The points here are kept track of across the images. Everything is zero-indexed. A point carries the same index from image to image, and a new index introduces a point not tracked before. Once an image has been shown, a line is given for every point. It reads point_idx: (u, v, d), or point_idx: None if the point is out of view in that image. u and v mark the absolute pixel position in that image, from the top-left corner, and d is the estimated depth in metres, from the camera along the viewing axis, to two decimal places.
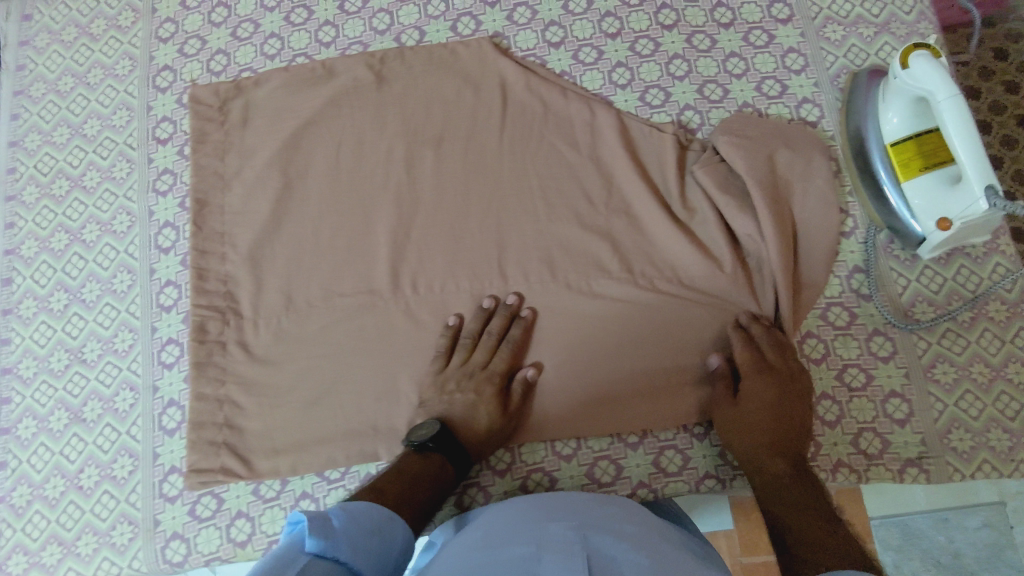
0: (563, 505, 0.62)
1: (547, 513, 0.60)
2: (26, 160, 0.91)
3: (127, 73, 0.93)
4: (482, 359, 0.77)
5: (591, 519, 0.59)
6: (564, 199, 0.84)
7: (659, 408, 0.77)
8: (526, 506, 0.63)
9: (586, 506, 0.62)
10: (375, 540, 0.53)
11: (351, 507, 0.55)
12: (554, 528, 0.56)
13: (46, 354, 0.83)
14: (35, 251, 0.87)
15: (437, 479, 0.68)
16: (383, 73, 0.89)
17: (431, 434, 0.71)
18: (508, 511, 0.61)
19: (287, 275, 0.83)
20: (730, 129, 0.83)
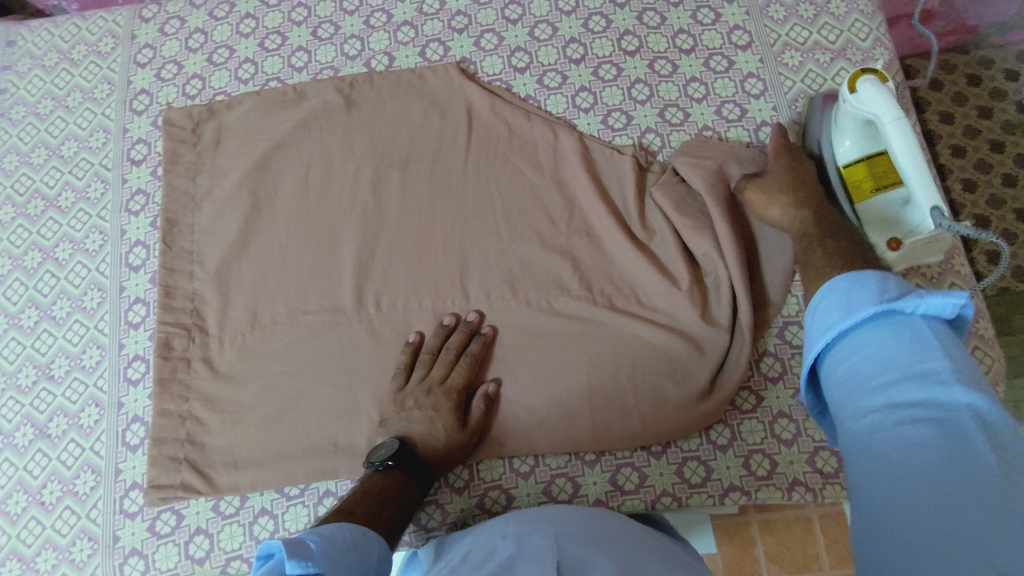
0: (535, 515, 0.63)
1: (521, 525, 0.60)
2: (3, 181, 0.93)
3: (105, 97, 0.95)
4: (441, 375, 0.77)
5: (566, 526, 0.60)
6: (526, 218, 0.85)
7: (618, 428, 0.77)
8: (504, 523, 0.62)
9: (561, 515, 0.63)
10: (352, 557, 0.53)
11: (326, 528, 0.55)
12: (531, 538, 0.56)
13: (15, 370, 0.84)
14: (8, 269, 0.89)
15: (402, 496, 0.68)
16: (353, 97, 0.92)
17: (391, 452, 0.70)
18: (487, 532, 0.61)
19: (253, 293, 0.84)
20: (689, 151, 0.85)
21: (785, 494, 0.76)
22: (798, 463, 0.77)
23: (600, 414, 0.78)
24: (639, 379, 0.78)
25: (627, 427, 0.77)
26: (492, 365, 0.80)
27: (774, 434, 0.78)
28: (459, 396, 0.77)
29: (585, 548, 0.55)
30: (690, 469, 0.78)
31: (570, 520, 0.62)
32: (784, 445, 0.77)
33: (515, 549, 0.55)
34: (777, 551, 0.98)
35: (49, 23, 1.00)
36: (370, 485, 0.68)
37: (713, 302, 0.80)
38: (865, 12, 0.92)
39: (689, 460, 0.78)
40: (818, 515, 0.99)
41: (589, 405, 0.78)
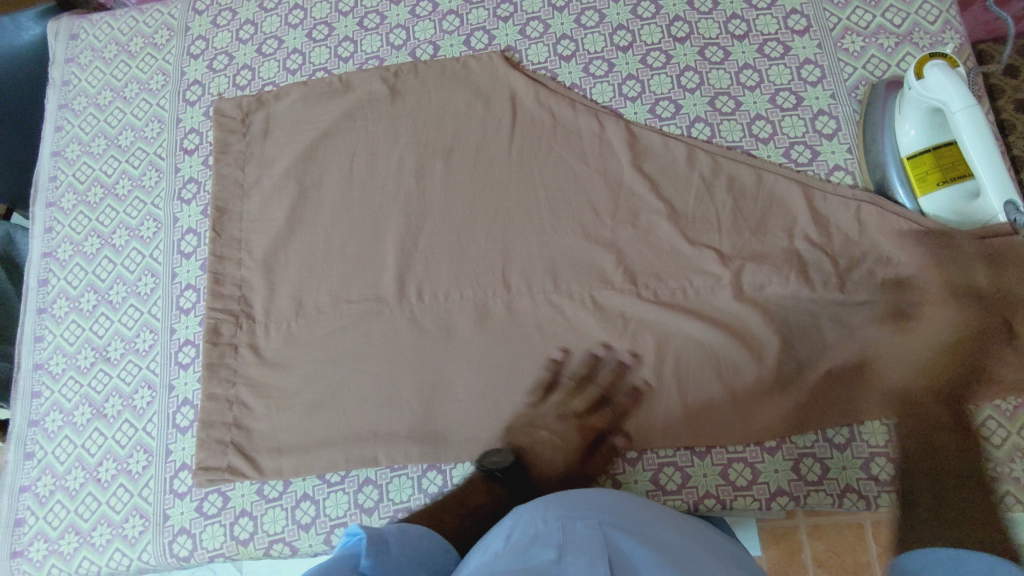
0: (582, 497, 0.60)
1: (564, 508, 0.58)
2: (66, 169, 0.97)
3: (160, 87, 0.98)
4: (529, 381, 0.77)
5: (615, 518, 0.57)
6: (569, 210, 0.84)
7: (660, 429, 0.76)
8: (542, 504, 0.59)
9: (602, 504, 0.60)
10: (422, 568, 0.54)
11: (406, 528, 0.56)
12: (575, 526, 0.54)
13: (74, 351, 0.88)
14: (69, 254, 0.92)
15: (463, 504, 0.68)
16: (397, 86, 0.92)
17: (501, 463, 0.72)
18: (527, 514, 0.58)
19: (299, 282, 0.85)
20: (732, 155, 0.84)
21: (836, 501, 0.73)
22: (850, 468, 0.74)
23: (642, 413, 0.76)
24: (682, 378, 0.76)
25: (670, 427, 0.76)
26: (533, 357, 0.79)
27: (826, 437, 0.75)
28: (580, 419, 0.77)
29: (634, 548, 0.52)
30: (735, 471, 0.75)
31: (617, 507, 0.59)
32: (836, 449, 0.74)
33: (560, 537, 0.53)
34: (828, 558, 0.95)
35: (109, 17, 1.03)
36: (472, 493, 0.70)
37: (761, 299, 0.77)
38: None
39: (734, 461, 0.76)
40: (871, 521, 0.94)
41: (632, 403, 0.76)
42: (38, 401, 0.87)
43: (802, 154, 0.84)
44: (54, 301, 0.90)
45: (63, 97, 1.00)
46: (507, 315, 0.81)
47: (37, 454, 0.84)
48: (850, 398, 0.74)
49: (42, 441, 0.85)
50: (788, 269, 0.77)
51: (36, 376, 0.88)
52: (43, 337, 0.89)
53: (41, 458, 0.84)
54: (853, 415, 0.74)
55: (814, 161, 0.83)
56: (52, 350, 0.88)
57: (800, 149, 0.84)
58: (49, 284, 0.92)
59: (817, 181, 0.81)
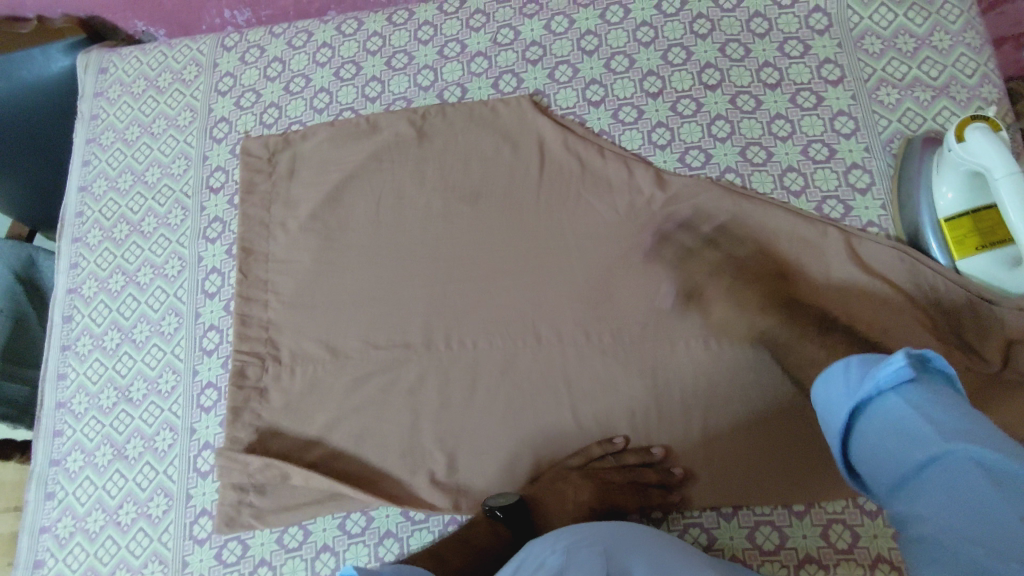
0: (592, 529, 0.62)
1: (574, 538, 0.60)
2: (92, 205, 0.97)
3: (187, 124, 0.98)
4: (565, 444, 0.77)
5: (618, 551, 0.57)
6: (597, 260, 0.83)
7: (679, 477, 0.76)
8: (564, 532, 0.62)
9: (622, 535, 0.62)
10: None
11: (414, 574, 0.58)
12: (582, 549, 0.57)
13: (97, 391, 0.87)
14: (94, 291, 0.92)
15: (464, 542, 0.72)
16: (425, 129, 0.92)
17: (506, 507, 0.72)
18: (546, 538, 0.61)
19: (324, 327, 0.85)
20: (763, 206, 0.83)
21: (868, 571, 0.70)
22: (883, 536, 0.71)
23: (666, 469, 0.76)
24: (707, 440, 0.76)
25: (696, 486, 0.75)
26: (557, 409, 0.79)
27: (856, 503, 0.73)
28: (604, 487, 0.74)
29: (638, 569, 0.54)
30: (762, 534, 0.73)
31: (620, 540, 0.60)
32: (868, 516, 0.72)
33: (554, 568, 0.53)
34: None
35: (139, 51, 1.04)
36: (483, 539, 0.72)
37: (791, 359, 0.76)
38: (972, 46, 0.85)
39: (761, 524, 0.74)
40: None
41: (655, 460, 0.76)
42: (60, 440, 0.86)
43: (834, 209, 0.83)
44: (77, 339, 0.90)
45: (91, 131, 1.01)
46: (533, 365, 0.81)
47: (58, 494, 0.84)
48: None
49: (63, 481, 0.84)
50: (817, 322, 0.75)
51: (59, 415, 0.87)
52: (67, 374, 0.89)
53: (61, 499, 0.84)
54: None
55: (847, 216, 0.82)
56: (75, 389, 0.88)
57: (833, 204, 0.83)
58: (73, 320, 0.91)
59: (851, 234, 0.80)
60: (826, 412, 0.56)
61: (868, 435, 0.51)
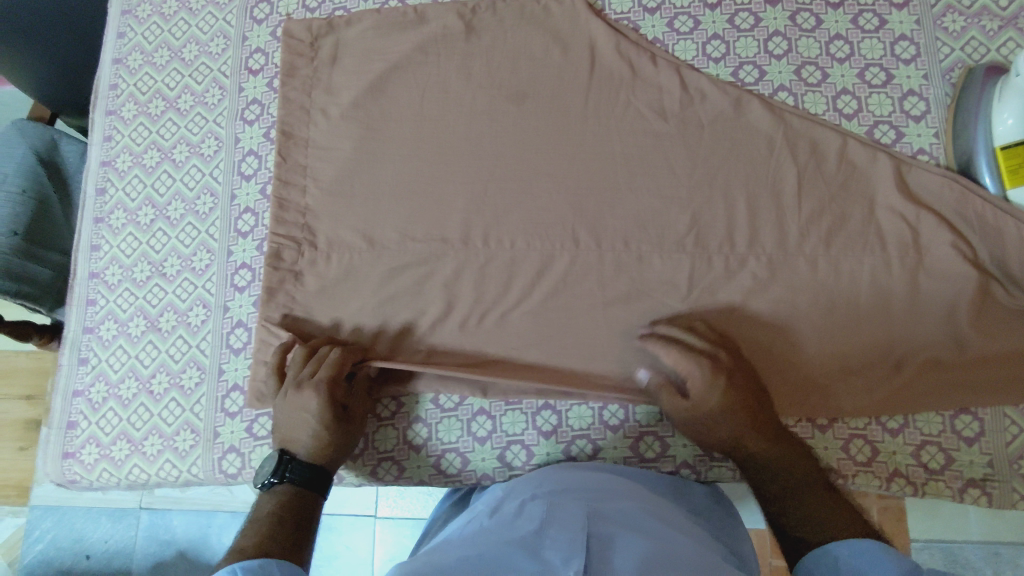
0: (570, 484, 0.67)
1: (553, 491, 0.64)
2: (128, 78, 0.94)
3: (226, 2, 0.95)
4: (311, 371, 0.75)
5: (598, 500, 0.62)
6: (643, 169, 0.82)
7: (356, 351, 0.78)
8: (535, 484, 0.68)
9: (597, 489, 0.66)
10: None
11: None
12: (562, 504, 0.60)
13: (131, 264, 0.87)
14: (128, 165, 0.91)
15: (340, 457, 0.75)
16: (473, 23, 0.89)
17: (275, 470, 0.71)
18: (520, 489, 0.67)
19: (363, 217, 0.84)
20: (817, 128, 0.81)
21: (885, 484, 0.74)
22: (900, 454, 0.75)
23: None
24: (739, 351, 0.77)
25: None
26: (590, 312, 0.79)
27: (880, 422, 0.76)
28: (331, 384, 0.74)
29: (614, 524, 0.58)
30: None
31: (597, 491, 0.65)
32: (889, 434, 0.75)
33: (540, 519, 0.57)
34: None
35: None
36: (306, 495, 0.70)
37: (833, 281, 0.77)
38: None
39: None
40: (878, 507, 1.08)
41: None
42: (93, 309, 0.87)
43: (886, 134, 0.82)
44: (111, 212, 0.90)
45: (126, 3, 0.97)
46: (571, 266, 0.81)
47: (91, 361, 0.85)
48: (914, 387, 0.74)
49: (97, 348, 0.85)
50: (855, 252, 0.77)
51: (92, 285, 0.88)
52: (100, 246, 0.89)
53: (95, 365, 0.85)
54: (912, 405, 0.74)
55: (898, 142, 0.81)
56: (108, 261, 0.88)
57: (885, 129, 0.82)
58: (107, 193, 0.91)
59: (903, 161, 0.80)
60: None
61: None
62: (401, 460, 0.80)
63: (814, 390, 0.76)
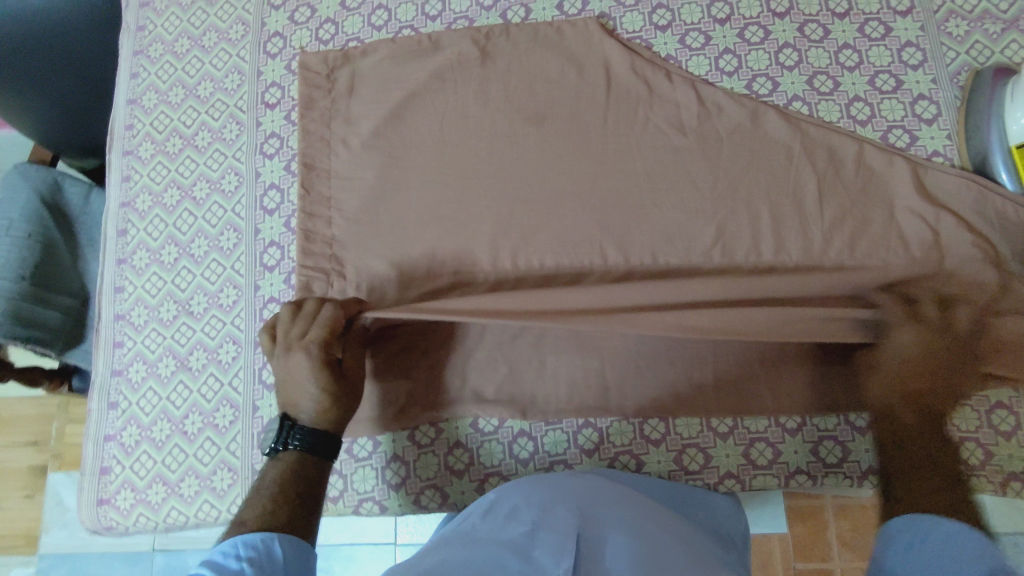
0: (563, 482, 0.66)
1: (547, 490, 0.64)
2: (143, 118, 0.94)
3: (239, 38, 0.95)
4: (301, 327, 0.69)
5: (591, 501, 0.63)
6: (667, 183, 0.83)
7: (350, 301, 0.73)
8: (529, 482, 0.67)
9: (588, 486, 0.66)
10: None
11: (306, 573, 0.57)
12: (554, 506, 0.60)
13: (156, 304, 0.87)
14: (148, 205, 0.91)
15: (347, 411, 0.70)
16: (488, 48, 0.90)
17: (279, 437, 0.67)
18: (514, 486, 0.66)
19: (391, 244, 0.84)
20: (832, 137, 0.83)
21: None
22: None
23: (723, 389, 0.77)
24: (774, 357, 0.77)
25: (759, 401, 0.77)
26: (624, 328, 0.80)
27: None
28: (325, 344, 0.68)
29: (606, 526, 0.58)
30: (826, 447, 0.76)
31: (590, 490, 0.65)
32: None
33: (534, 521, 0.57)
34: (850, 535, 1.12)
35: None
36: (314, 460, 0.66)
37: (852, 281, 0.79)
38: None
39: (825, 438, 0.76)
40: None
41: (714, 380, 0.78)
42: (121, 351, 0.86)
43: (900, 138, 0.84)
44: (134, 252, 0.89)
45: (138, 43, 0.97)
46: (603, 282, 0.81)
47: (122, 404, 0.84)
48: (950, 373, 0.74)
49: (126, 391, 0.85)
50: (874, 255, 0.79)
51: (118, 327, 0.87)
52: (124, 288, 0.88)
53: (125, 408, 0.84)
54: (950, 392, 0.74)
55: (913, 145, 0.84)
56: (133, 302, 0.87)
57: (899, 133, 0.84)
58: (128, 234, 0.90)
59: (919, 164, 0.82)
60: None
61: None
62: (443, 486, 0.79)
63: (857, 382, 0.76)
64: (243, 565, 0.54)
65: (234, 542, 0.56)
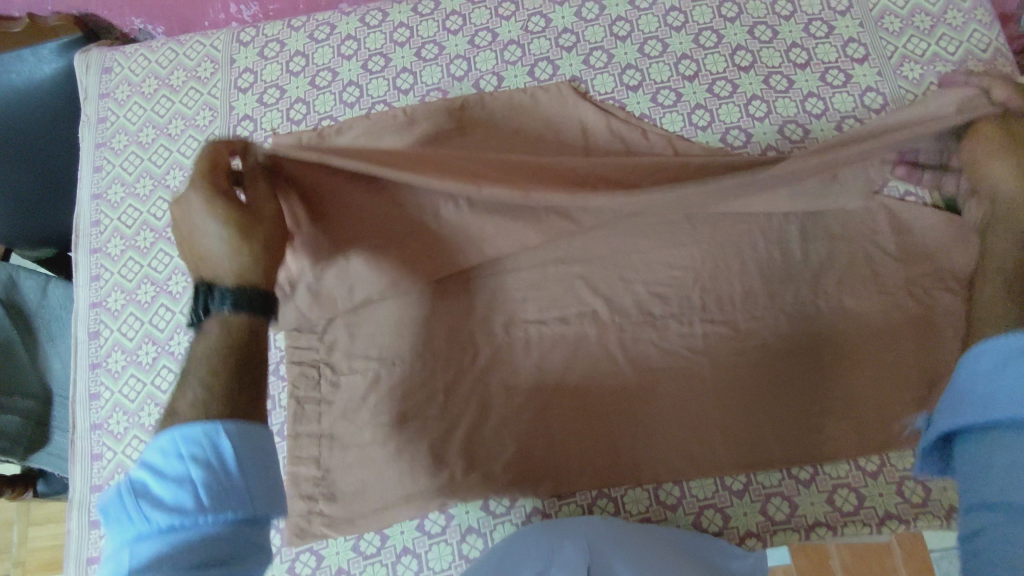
0: (571, 527, 0.66)
1: (558, 534, 0.64)
2: (110, 213, 0.90)
3: (207, 123, 0.93)
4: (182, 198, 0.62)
5: (600, 539, 0.63)
6: (654, 243, 0.85)
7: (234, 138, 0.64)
8: (539, 533, 0.67)
9: (595, 528, 0.66)
10: (254, 480, 0.53)
11: (262, 455, 0.54)
12: (564, 547, 0.60)
13: (136, 409, 0.82)
14: (121, 303, 0.86)
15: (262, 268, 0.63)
16: (464, 119, 0.90)
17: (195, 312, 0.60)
18: (525, 537, 0.66)
19: (382, 326, 0.82)
20: None
21: (944, 522, 0.73)
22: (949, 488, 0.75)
23: (726, 439, 0.78)
24: (767, 398, 0.79)
25: (762, 447, 0.77)
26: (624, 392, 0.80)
27: (921, 459, 0.76)
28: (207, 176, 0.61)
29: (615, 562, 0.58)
30: (841, 496, 0.75)
31: (600, 532, 0.65)
32: None
33: (546, 560, 0.58)
34: (854, 564, 1.12)
35: (145, 49, 0.98)
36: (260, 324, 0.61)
37: (836, 325, 0.81)
38: (983, 23, 0.91)
39: (839, 487, 0.76)
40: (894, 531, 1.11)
41: (716, 432, 0.78)
42: (100, 464, 0.80)
43: None
44: (108, 355, 0.84)
45: (100, 135, 0.94)
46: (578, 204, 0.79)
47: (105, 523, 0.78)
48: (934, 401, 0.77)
49: None
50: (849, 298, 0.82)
51: (95, 438, 0.82)
52: (100, 394, 0.83)
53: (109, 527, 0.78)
54: None
55: (886, 185, 0.87)
56: (110, 409, 0.82)
57: None
58: (101, 336, 0.85)
59: (890, 205, 0.84)
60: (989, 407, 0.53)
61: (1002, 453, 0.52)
62: None
63: (850, 417, 0.78)
64: (189, 465, 0.51)
65: (171, 440, 0.52)
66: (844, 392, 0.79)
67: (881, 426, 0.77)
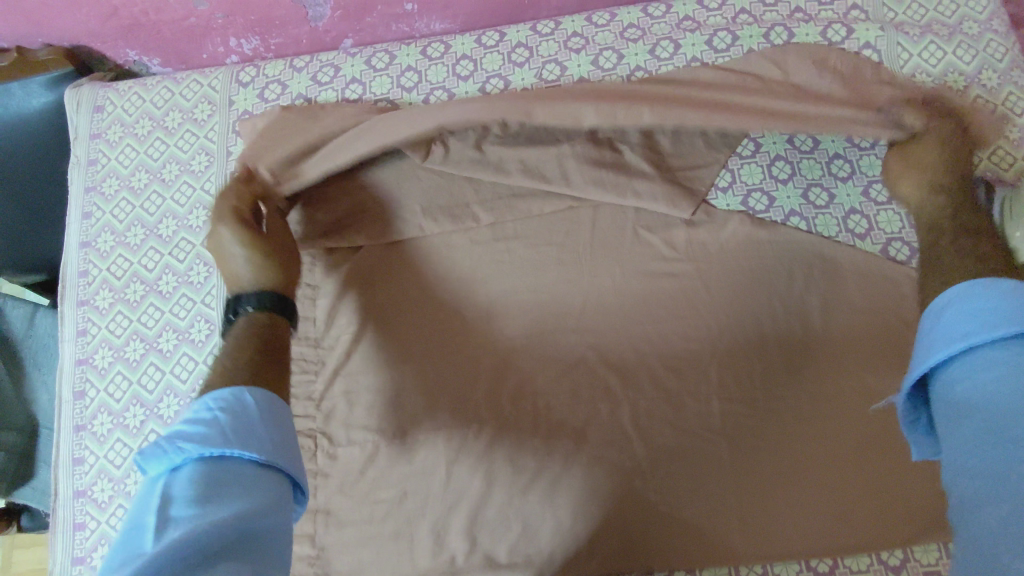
0: None
1: None
2: (99, 263, 0.86)
3: (203, 169, 0.89)
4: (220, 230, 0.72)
5: None
6: (669, 310, 0.81)
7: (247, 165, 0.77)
8: None
9: None
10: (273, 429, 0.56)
11: (279, 418, 0.57)
12: None
13: (121, 476, 0.78)
14: (109, 360, 0.82)
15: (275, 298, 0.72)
16: None
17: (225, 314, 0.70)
18: None
19: (382, 395, 0.78)
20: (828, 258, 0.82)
21: None
22: None
23: (741, 525, 0.73)
24: (786, 482, 0.74)
25: (781, 536, 0.72)
26: (634, 473, 0.75)
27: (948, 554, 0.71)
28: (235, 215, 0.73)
29: None
30: None
31: None
32: None
33: None
34: None
35: (139, 86, 0.93)
36: (283, 324, 0.70)
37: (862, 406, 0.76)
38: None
39: None
40: None
41: (732, 518, 0.73)
42: (82, 534, 0.77)
43: (900, 251, 0.82)
44: (94, 417, 0.81)
45: (91, 179, 0.90)
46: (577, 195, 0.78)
47: None
48: None
49: None
50: (877, 375, 0.77)
51: (79, 506, 0.78)
52: (85, 459, 0.79)
53: None
54: None
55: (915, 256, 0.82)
56: (95, 475, 0.79)
57: (898, 246, 0.82)
58: (87, 396, 0.81)
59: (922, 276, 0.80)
60: (940, 337, 0.53)
61: (971, 383, 0.50)
62: None
63: (875, 505, 0.73)
64: (217, 413, 0.54)
65: (201, 400, 0.55)
66: (872, 478, 0.74)
67: (909, 517, 0.72)
